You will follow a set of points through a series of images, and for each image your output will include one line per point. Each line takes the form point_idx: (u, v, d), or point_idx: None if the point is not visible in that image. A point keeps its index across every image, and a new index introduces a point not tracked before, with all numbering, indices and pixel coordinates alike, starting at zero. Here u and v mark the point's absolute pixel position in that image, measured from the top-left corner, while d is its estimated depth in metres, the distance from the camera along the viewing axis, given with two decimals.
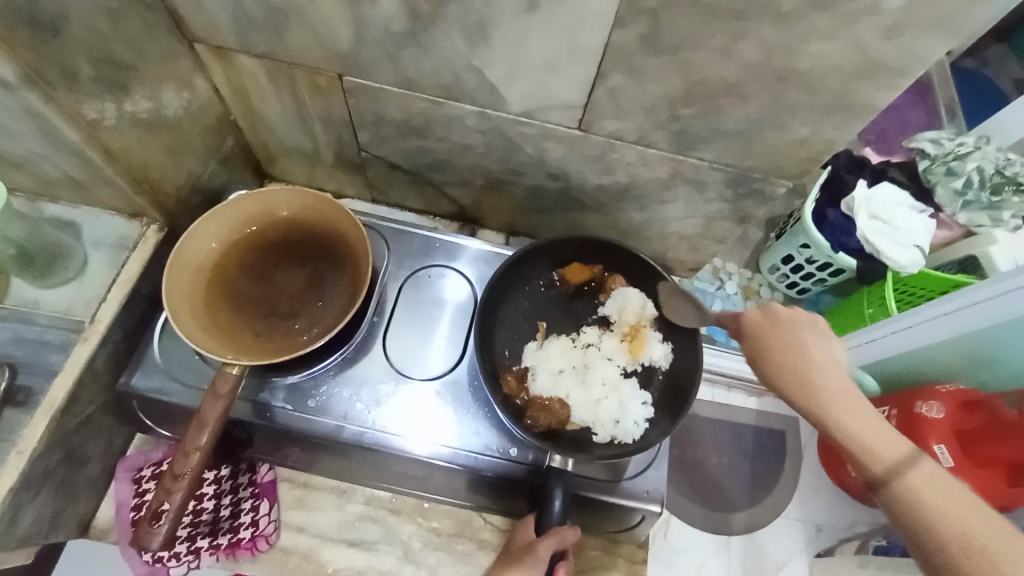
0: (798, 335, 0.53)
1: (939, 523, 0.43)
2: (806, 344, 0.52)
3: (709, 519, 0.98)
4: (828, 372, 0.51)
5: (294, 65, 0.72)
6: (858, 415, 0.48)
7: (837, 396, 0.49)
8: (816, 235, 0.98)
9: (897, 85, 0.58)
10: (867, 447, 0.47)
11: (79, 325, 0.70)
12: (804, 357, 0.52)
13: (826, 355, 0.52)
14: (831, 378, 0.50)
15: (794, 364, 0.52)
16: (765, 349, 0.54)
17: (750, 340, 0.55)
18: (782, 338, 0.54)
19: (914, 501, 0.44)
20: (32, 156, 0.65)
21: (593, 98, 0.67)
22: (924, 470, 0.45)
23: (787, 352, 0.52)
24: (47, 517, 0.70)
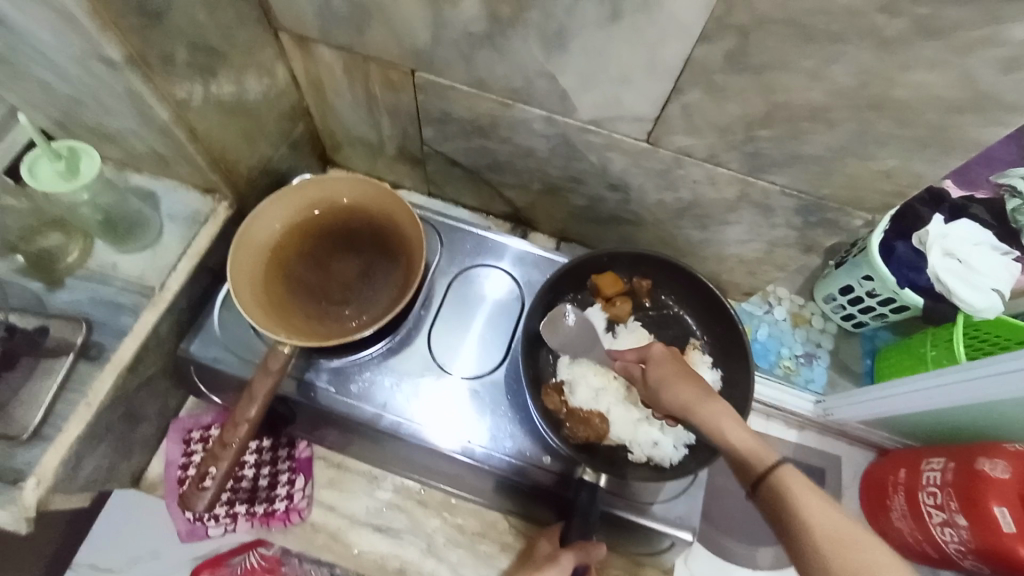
0: (661, 360, 0.60)
1: (809, 524, 0.45)
2: (658, 363, 0.59)
3: (737, 550, 0.94)
4: (704, 393, 0.55)
5: (370, 58, 0.73)
6: (726, 419, 0.52)
7: (709, 407, 0.53)
8: (880, 267, 0.92)
9: (1006, 123, 0.53)
10: (738, 455, 0.51)
11: (150, 291, 0.75)
12: (670, 374, 0.58)
13: (699, 375, 0.57)
14: (705, 396, 0.54)
15: (680, 392, 0.55)
16: (659, 384, 0.58)
17: (658, 373, 0.59)
18: (660, 363, 0.59)
19: (784, 504, 0.46)
20: (124, 130, 0.69)
21: (666, 112, 0.65)
22: (792, 475, 0.47)
23: (668, 376, 0.58)
24: (106, 467, 0.75)
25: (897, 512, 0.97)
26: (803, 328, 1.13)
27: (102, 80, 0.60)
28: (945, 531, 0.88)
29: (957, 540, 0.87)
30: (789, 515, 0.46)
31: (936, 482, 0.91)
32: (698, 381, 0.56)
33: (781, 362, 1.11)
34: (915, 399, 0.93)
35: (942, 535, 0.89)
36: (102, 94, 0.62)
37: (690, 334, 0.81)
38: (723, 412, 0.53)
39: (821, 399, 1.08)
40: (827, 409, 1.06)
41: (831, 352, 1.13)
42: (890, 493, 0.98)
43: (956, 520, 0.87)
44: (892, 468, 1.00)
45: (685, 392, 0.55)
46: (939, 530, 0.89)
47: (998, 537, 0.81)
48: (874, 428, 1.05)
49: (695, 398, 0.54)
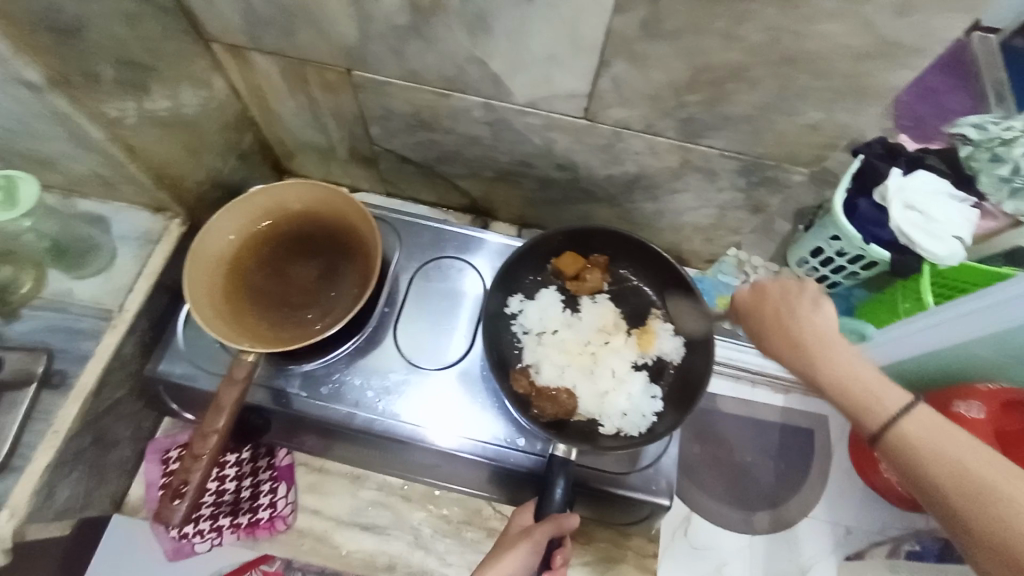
0: (785, 302, 0.54)
1: (950, 464, 0.42)
2: (795, 310, 0.54)
3: (734, 515, 0.96)
4: (825, 332, 0.51)
5: (306, 62, 0.74)
6: (850, 362, 0.49)
7: (823, 347, 0.51)
8: (845, 225, 0.95)
9: (914, 65, 0.55)
10: (848, 393, 0.49)
11: (108, 314, 0.75)
12: (793, 313, 0.53)
13: (819, 316, 0.52)
14: (820, 337, 0.51)
15: (795, 327, 0.53)
16: (772, 322, 0.54)
17: (756, 311, 0.56)
18: (784, 307, 0.54)
19: (912, 448, 0.44)
20: (65, 156, 0.69)
21: (597, 87, 0.66)
22: (924, 419, 0.45)
23: (778, 320, 0.54)
24: (81, 494, 0.75)
25: None
26: None
27: (31, 107, 0.60)
28: None
29: None
30: (904, 447, 0.45)
31: None
32: (796, 306, 0.54)
33: None
34: None
35: None
36: (33, 120, 0.62)
37: (649, 304, 0.82)
38: (841, 351, 0.50)
39: None
40: None
41: None
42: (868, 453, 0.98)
43: None
44: None
45: (813, 332, 0.52)
46: None
47: None
48: None
49: (813, 333, 0.52)
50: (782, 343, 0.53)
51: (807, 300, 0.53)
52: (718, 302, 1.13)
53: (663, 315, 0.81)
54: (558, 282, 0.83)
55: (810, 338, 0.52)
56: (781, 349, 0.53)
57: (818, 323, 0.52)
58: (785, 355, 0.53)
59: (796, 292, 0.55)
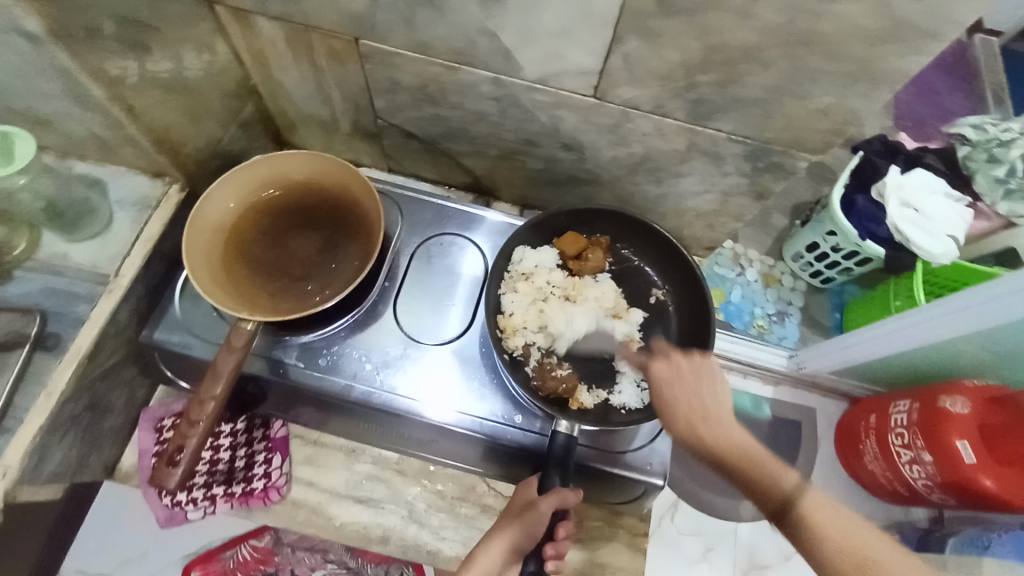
0: (693, 382, 0.63)
1: (823, 533, 0.52)
2: (707, 392, 0.62)
3: (719, 504, 0.97)
4: (720, 414, 0.60)
5: (311, 29, 0.72)
6: (743, 445, 0.58)
7: (711, 431, 0.59)
8: (842, 222, 0.93)
9: (928, 51, 0.55)
10: (755, 476, 0.56)
11: (103, 279, 0.73)
12: (701, 396, 0.62)
13: (722, 401, 0.62)
14: (705, 414, 0.60)
15: (681, 410, 0.61)
16: (662, 397, 0.64)
17: (658, 384, 0.65)
18: (683, 382, 0.64)
19: (807, 517, 0.53)
20: (63, 115, 0.68)
21: (609, 64, 0.65)
22: (815, 496, 0.54)
23: (687, 410, 0.61)
24: (74, 459, 0.74)
25: (868, 456, 0.98)
26: (774, 287, 1.15)
27: (30, 60, 0.59)
28: (913, 468, 0.92)
29: (924, 476, 0.91)
30: (802, 525, 0.53)
31: (904, 423, 0.93)
32: (693, 386, 0.63)
33: (755, 321, 1.13)
34: (877, 344, 0.96)
35: (910, 473, 0.93)
36: (32, 75, 0.61)
37: (652, 285, 0.82)
38: (719, 422, 0.60)
39: (794, 352, 1.10)
40: (799, 362, 1.08)
41: (802, 309, 1.15)
42: (861, 439, 1.00)
43: (922, 457, 0.90)
44: (862, 414, 1.01)
45: (721, 411, 0.61)
46: (907, 468, 0.93)
47: (960, 469, 0.86)
48: (843, 376, 1.06)
49: (704, 414, 0.60)
50: (709, 451, 0.59)
51: (707, 391, 0.62)
52: (717, 295, 1.12)
53: (665, 296, 0.82)
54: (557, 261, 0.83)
55: (716, 427, 0.60)
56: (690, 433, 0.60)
57: (692, 400, 0.62)
58: (705, 442, 0.59)
59: (697, 378, 0.63)
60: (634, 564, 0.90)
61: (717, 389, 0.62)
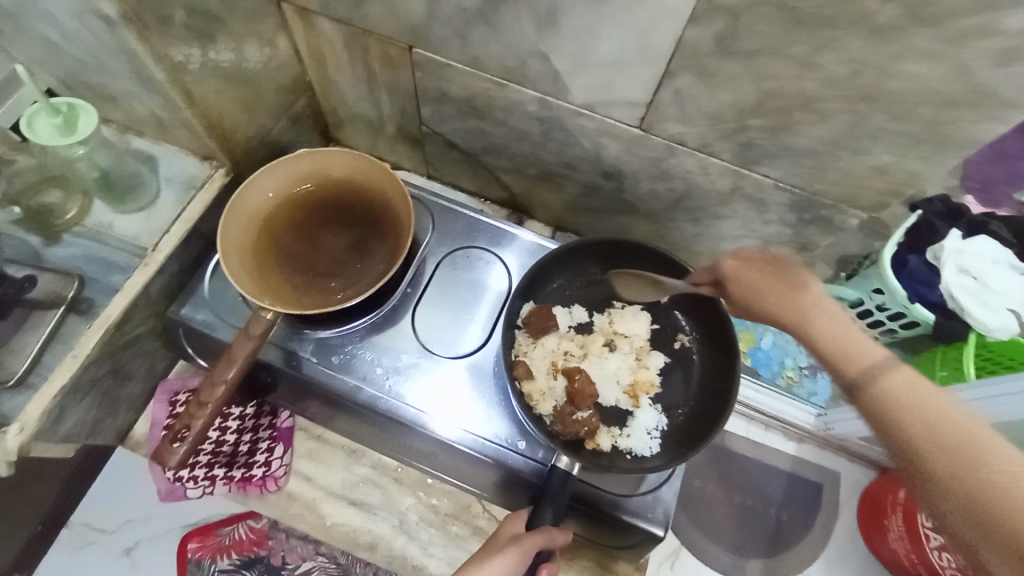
0: (776, 278, 0.55)
1: (911, 416, 0.42)
2: (815, 306, 0.52)
3: (723, 561, 0.92)
4: (827, 313, 0.51)
5: (369, 33, 0.74)
6: (838, 330, 0.50)
7: (823, 318, 0.51)
8: (891, 280, 0.84)
9: (1005, 120, 0.51)
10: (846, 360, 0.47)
11: (142, 252, 0.76)
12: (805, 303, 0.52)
13: (834, 312, 0.51)
14: (815, 307, 0.52)
15: (779, 298, 0.54)
16: (745, 288, 0.57)
17: (737, 287, 0.58)
18: (760, 274, 0.57)
19: (890, 398, 0.43)
20: (126, 92, 0.71)
21: (658, 98, 0.64)
22: (907, 374, 0.44)
23: (771, 285, 0.55)
24: (90, 421, 0.77)
25: (893, 534, 0.88)
26: None
27: (102, 40, 0.62)
28: (941, 555, 0.83)
29: (953, 565, 0.82)
30: (877, 389, 0.44)
31: None
32: (793, 291, 0.54)
33: (784, 372, 1.02)
34: None
35: (939, 560, 0.83)
36: (103, 54, 0.64)
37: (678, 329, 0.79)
38: (827, 313, 0.51)
39: (822, 412, 0.99)
40: (826, 424, 0.97)
41: None
42: (886, 512, 0.89)
43: None
44: (890, 487, 0.91)
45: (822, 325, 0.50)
46: (935, 555, 0.83)
47: None
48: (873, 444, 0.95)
49: (820, 314, 0.51)
50: (774, 317, 0.54)
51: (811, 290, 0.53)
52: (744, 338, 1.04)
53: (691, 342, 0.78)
54: (582, 291, 0.81)
55: (812, 315, 0.51)
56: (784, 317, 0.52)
57: (792, 280, 0.55)
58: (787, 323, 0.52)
59: (801, 276, 0.55)
60: None
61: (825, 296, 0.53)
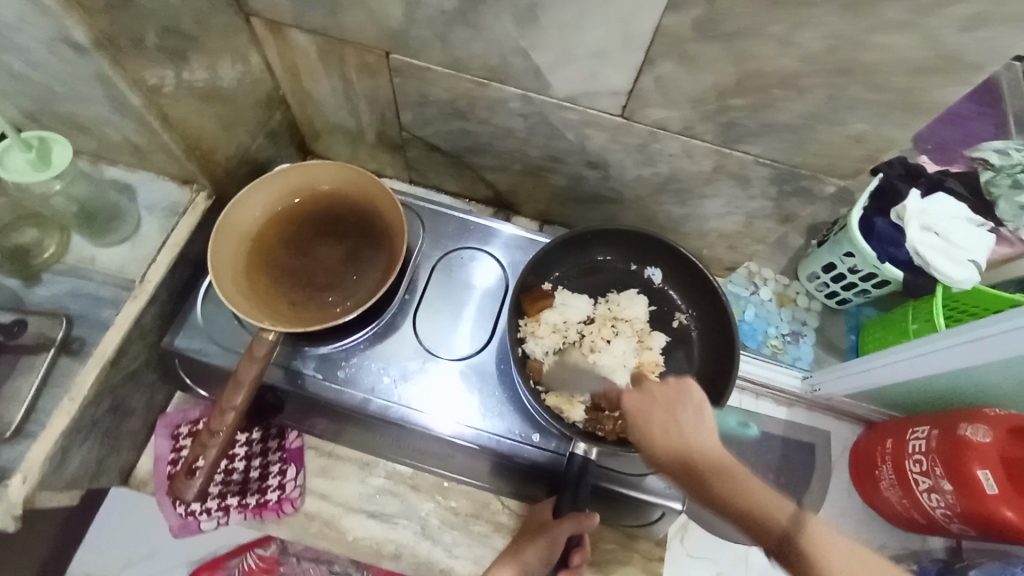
0: (666, 408, 0.58)
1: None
2: (685, 417, 0.56)
3: (733, 527, 0.94)
4: (703, 443, 0.55)
5: (345, 42, 0.73)
6: (708, 446, 0.55)
7: (708, 458, 0.53)
8: (861, 244, 0.89)
9: (969, 82, 0.54)
10: (760, 512, 0.49)
11: (130, 284, 0.74)
12: (678, 419, 0.56)
13: (703, 423, 0.56)
14: (703, 448, 0.54)
15: (666, 437, 0.56)
16: (644, 428, 0.57)
17: (638, 414, 0.58)
18: (661, 408, 0.58)
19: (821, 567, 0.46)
20: (98, 120, 0.68)
21: (641, 85, 0.65)
22: (818, 535, 0.47)
23: (660, 427, 0.56)
24: (93, 464, 0.75)
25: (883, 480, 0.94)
26: (790, 307, 1.10)
27: (72, 68, 0.59)
28: (930, 497, 0.87)
29: (943, 505, 0.86)
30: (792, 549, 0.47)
31: (922, 450, 0.89)
32: (671, 403, 0.58)
33: (768, 341, 1.09)
34: (900, 369, 0.91)
35: (928, 501, 0.88)
36: (72, 81, 0.62)
37: (676, 308, 0.81)
38: (701, 437, 0.55)
39: (809, 375, 1.05)
40: (814, 385, 1.03)
41: (817, 329, 1.11)
42: (877, 464, 0.95)
43: (941, 486, 0.85)
44: (878, 440, 0.97)
45: (688, 434, 0.55)
46: (925, 496, 0.88)
47: (981, 501, 0.81)
48: (860, 401, 1.02)
49: (689, 440, 0.55)
50: (676, 464, 0.54)
51: (683, 406, 0.57)
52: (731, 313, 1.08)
53: (688, 321, 0.80)
54: (578, 280, 0.82)
55: (700, 458, 0.54)
56: (693, 465, 0.53)
57: (680, 411, 0.57)
58: (709, 477, 0.53)
59: (683, 394, 0.58)
60: None
61: (698, 407, 0.57)
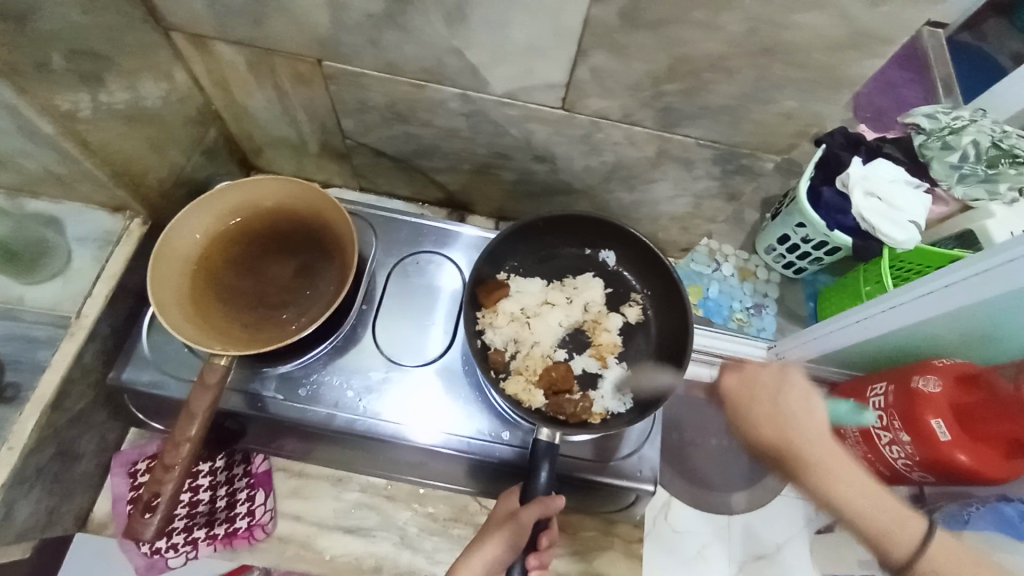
0: (772, 396, 0.70)
1: (840, 493, 0.66)
2: (796, 403, 0.69)
3: (714, 500, 0.97)
4: (805, 437, 0.68)
5: (273, 52, 0.71)
6: (812, 428, 0.68)
7: (819, 448, 0.67)
8: (810, 214, 0.94)
9: (884, 55, 0.56)
10: (827, 484, 0.67)
11: (65, 321, 0.70)
12: (789, 404, 0.70)
13: (816, 414, 0.69)
14: (792, 427, 0.68)
15: (774, 432, 0.69)
16: (737, 408, 0.72)
17: (732, 394, 0.72)
18: (763, 404, 0.70)
19: (858, 514, 0.65)
20: (10, 152, 0.64)
21: (577, 77, 0.65)
22: (941, 540, 0.61)
23: (765, 420, 0.69)
24: (44, 513, 0.71)
25: (849, 439, 0.98)
26: (751, 281, 1.13)
27: None
28: (892, 449, 0.91)
29: (904, 456, 0.90)
30: (843, 506, 0.66)
31: (881, 406, 0.93)
32: (751, 385, 0.72)
33: (734, 316, 1.10)
34: (853, 332, 0.95)
35: (890, 453, 0.92)
36: None
37: (632, 290, 0.82)
38: (800, 408, 0.69)
39: (773, 344, 1.08)
40: (779, 353, 1.06)
41: (778, 300, 1.13)
42: (842, 424, 0.99)
43: (900, 437, 0.89)
44: (842, 401, 1.01)
45: (798, 416, 0.69)
46: (887, 449, 0.92)
47: (935, 447, 0.85)
48: (822, 364, 1.05)
49: (786, 417, 0.69)
50: (762, 441, 0.69)
51: (790, 386, 0.71)
52: (693, 291, 1.10)
53: (644, 301, 0.82)
54: (533, 270, 0.82)
55: (804, 442, 0.68)
56: (779, 444, 0.68)
57: (771, 396, 0.70)
58: (786, 449, 0.68)
59: (790, 380, 0.71)
60: (631, 571, 0.90)
61: (801, 388, 0.70)
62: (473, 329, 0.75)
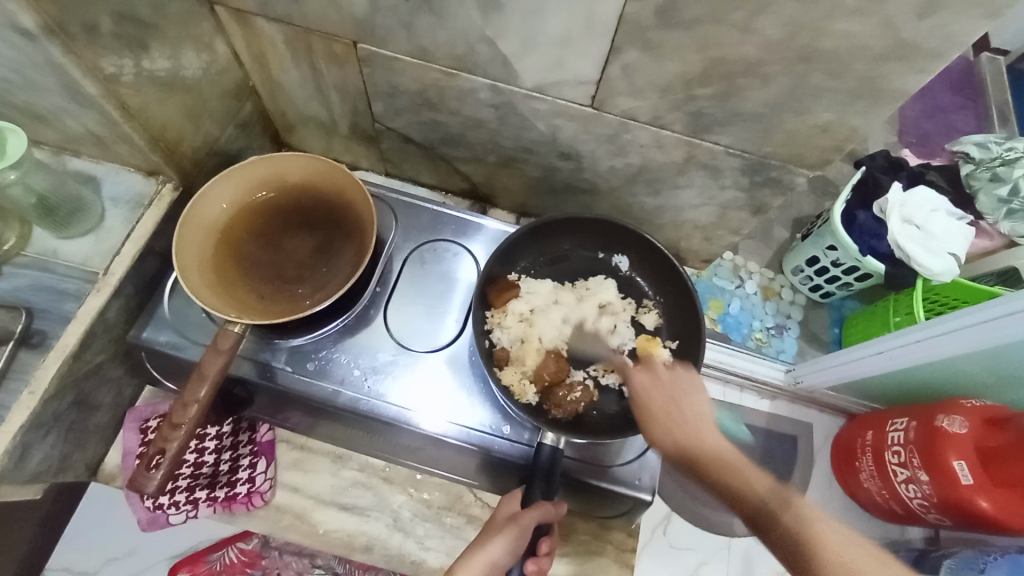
0: (668, 393, 0.63)
1: None
2: (688, 399, 0.62)
3: (715, 519, 0.95)
4: (707, 430, 0.60)
5: (311, 30, 0.72)
6: (709, 436, 0.59)
7: (697, 432, 0.59)
8: (841, 236, 0.91)
9: (929, 69, 0.54)
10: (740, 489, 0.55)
11: (93, 276, 0.73)
12: (684, 405, 0.62)
13: (703, 408, 0.62)
14: (683, 421, 0.60)
15: (667, 432, 0.60)
16: (645, 406, 0.63)
17: (642, 389, 0.65)
18: (661, 398, 0.63)
19: None
20: (57, 110, 0.67)
21: (608, 73, 0.65)
22: (800, 506, 0.52)
23: (666, 412, 0.62)
24: (58, 457, 0.74)
25: (863, 471, 0.94)
26: (774, 300, 1.09)
27: (24, 55, 0.58)
28: (908, 487, 0.87)
29: (920, 496, 0.86)
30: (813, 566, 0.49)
31: (901, 441, 0.88)
32: (668, 386, 0.64)
33: (753, 334, 1.07)
34: (875, 362, 0.91)
35: (906, 492, 0.87)
36: (27, 70, 0.60)
37: (644, 296, 0.81)
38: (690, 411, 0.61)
39: (790, 368, 1.04)
40: (796, 377, 1.02)
41: (801, 323, 1.09)
42: (857, 455, 0.95)
43: (918, 476, 0.85)
44: (860, 431, 0.96)
45: (706, 436, 0.59)
46: (903, 487, 0.88)
47: (957, 491, 0.80)
48: (841, 392, 1.01)
49: (699, 427, 0.60)
50: (683, 453, 0.59)
51: (694, 394, 0.63)
52: (711, 305, 1.07)
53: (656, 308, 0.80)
54: (546, 271, 0.82)
55: (700, 432, 0.59)
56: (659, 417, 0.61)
57: (690, 406, 0.62)
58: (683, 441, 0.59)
59: (689, 383, 0.64)
60: None
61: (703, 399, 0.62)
62: (482, 328, 0.75)
